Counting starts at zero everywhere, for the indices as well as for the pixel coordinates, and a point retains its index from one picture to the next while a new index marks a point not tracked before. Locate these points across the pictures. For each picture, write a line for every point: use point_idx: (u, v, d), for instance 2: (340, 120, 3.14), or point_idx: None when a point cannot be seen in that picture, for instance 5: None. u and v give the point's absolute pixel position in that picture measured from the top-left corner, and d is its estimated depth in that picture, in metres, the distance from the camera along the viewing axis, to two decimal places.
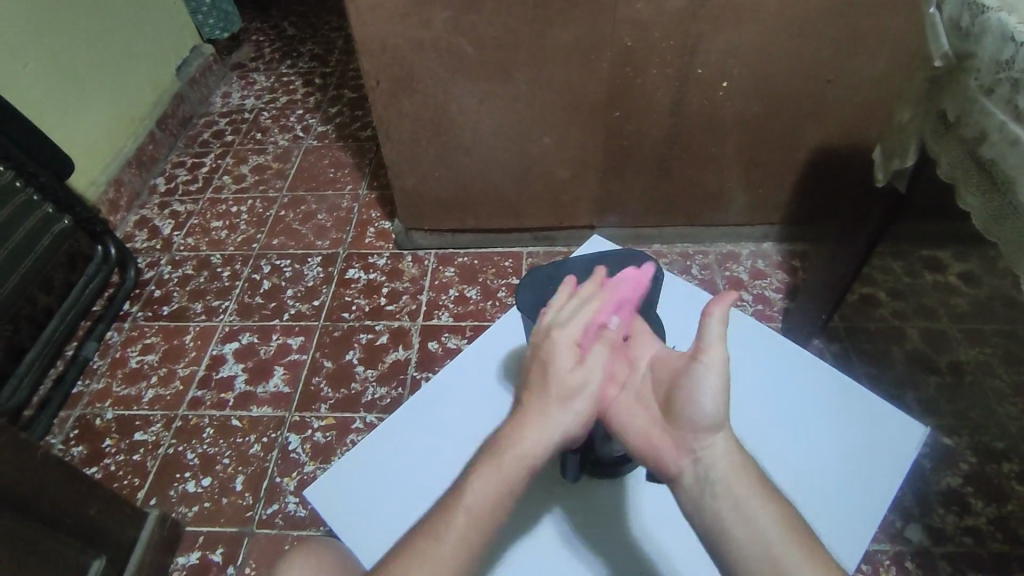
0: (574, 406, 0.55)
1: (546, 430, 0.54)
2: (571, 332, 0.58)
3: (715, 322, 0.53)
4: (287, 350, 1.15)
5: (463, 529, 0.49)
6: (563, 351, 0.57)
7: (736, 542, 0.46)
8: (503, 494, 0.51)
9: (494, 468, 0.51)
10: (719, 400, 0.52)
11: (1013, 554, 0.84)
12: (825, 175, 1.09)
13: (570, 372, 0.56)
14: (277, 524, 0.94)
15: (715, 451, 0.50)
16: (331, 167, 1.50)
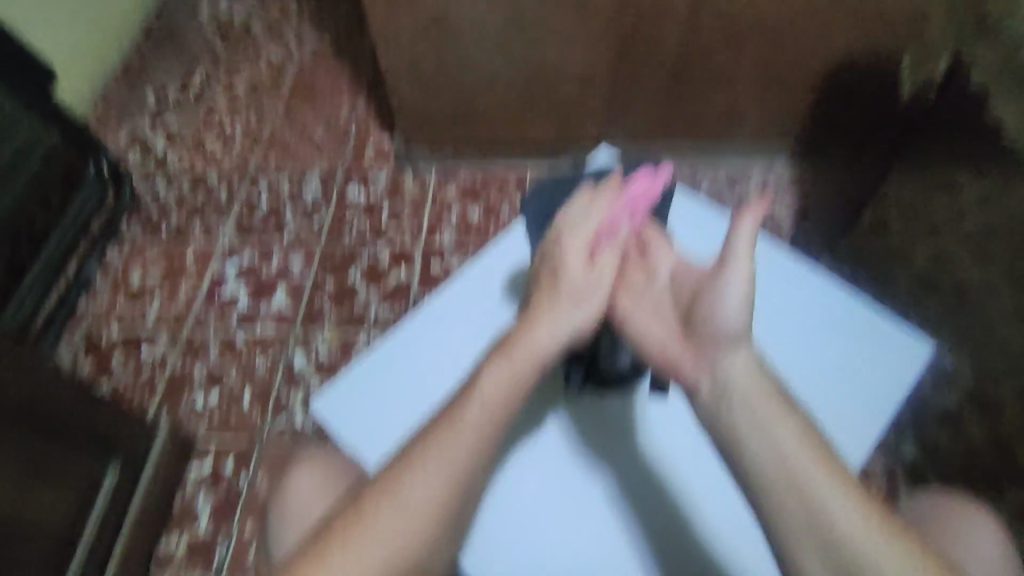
0: (584, 305, 0.57)
1: (559, 328, 0.56)
2: (581, 236, 0.60)
3: (743, 234, 0.51)
4: (289, 269, 1.15)
5: (477, 414, 0.52)
6: (570, 257, 0.60)
7: (754, 458, 0.46)
8: (516, 386, 0.54)
9: (505, 364, 0.54)
10: (740, 312, 0.52)
11: (999, 469, 0.87)
12: (845, 89, 1.03)
13: (576, 275, 0.59)
14: (286, 437, 0.97)
15: (735, 360, 0.50)
16: (327, 80, 1.42)
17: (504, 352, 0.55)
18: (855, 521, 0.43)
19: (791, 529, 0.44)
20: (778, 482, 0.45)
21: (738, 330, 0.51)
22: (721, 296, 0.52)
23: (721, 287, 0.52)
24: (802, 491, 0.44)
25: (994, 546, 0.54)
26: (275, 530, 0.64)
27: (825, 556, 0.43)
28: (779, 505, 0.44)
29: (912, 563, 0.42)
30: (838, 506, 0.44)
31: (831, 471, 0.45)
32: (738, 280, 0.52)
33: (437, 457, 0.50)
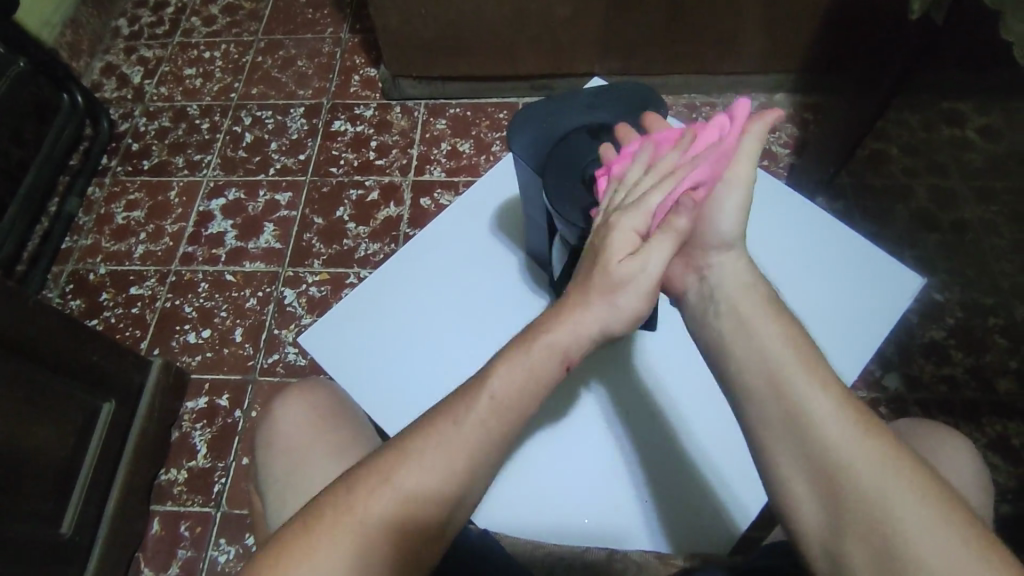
0: (619, 302, 0.49)
1: (585, 328, 0.49)
2: (635, 218, 0.49)
3: (751, 137, 0.48)
4: (275, 206, 1.12)
5: (483, 412, 0.45)
6: (625, 242, 0.49)
7: (739, 365, 0.46)
8: (530, 386, 0.47)
9: (523, 362, 0.47)
10: (736, 219, 0.50)
11: (983, 400, 0.88)
12: (850, 18, 0.97)
13: (621, 262, 0.48)
14: (279, 372, 0.97)
15: (724, 264, 0.50)
16: (309, 7, 1.35)
17: (522, 347, 0.48)
18: (837, 418, 0.40)
19: (768, 430, 0.42)
20: (758, 385, 0.44)
21: (732, 235, 0.50)
22: (721, 199, 0.50)
23: (719, 195, 0.50)
24: (780, 390, 0.43)
25: (976, 486, 0.52)
26: (261, 464, 0.60)
27: (799, 454, 0.41)
28: (758, 407, 0.43)
29: (900, 464, 0.38)
30: (818, 403, 0.41)
31: (819, 372, 0.43)
32: (734, 187, 0.49)
33: (436, 448, 0.44)
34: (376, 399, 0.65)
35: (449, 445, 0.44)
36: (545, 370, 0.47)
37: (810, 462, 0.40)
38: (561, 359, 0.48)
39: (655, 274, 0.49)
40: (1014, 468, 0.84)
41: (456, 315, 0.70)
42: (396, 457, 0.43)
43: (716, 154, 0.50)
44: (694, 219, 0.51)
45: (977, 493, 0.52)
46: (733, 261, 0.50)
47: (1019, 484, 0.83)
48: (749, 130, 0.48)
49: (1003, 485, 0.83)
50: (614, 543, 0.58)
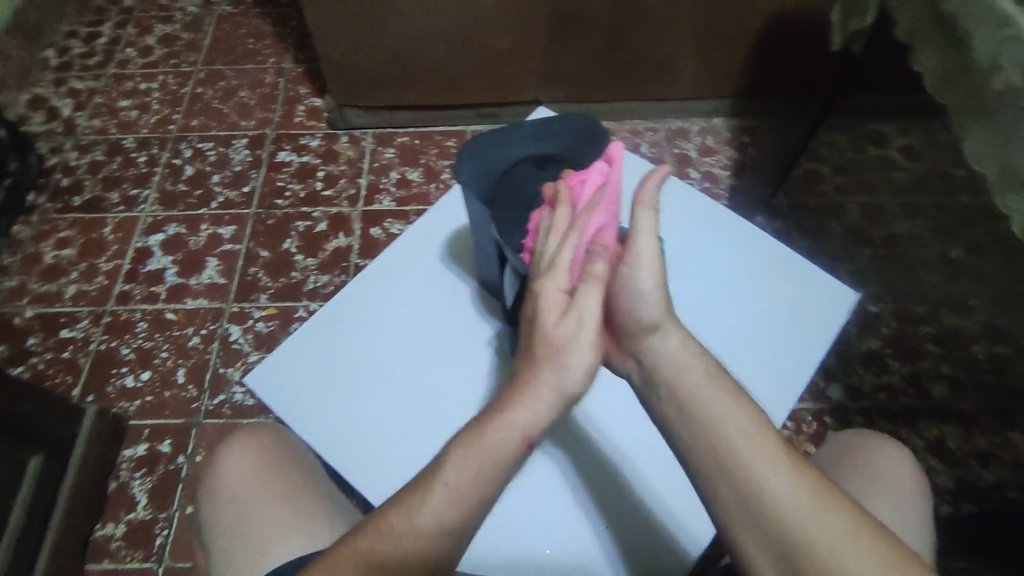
0: (574, 362, 0.45)
1: (543, 404, 0.44)
2: (558, 279, 0.47)
3: (645, 208, 0.48)
4: (218, 240, 1.09)
5: (440, 504, 0.41)
6: (554, 303, 0.47)
7: (686, 436, 0.43)
8: (491, 470, 0.42)
9: (477, 448, 0.42)
10: (658, 299, 0.48)
11: (920, 406, 0.92)
12: (774, 45, 1.03)
13: (558, 324, 0.46)
14: (225, 413, 0.93)
15: (661, 345, 0.47)
16: (249, 38, 1.34)
17: (474, 435, 0.43)
18: (793, 494, 0.38)
19: (720, 507, 0.40)
20: (704, 464, 0.41)
21: (658, 316, 0.47)
22: (633, 274, 0.48)
23: (631, 271, 0.49)
24: (731, 466, 0.40)
25: (917, 496, 0.54)
26: (206, 518, 0.57)
27: (757, 535, 0.38)
28: (708, 485, 0.41)
29: (855, 534, 0.36)
30: (772, 480, 0.39)
31: (766, 440, 0.40)
32: (647, 261, 0.48)
33: (391, 541, 0.40)
34: (332, 437, 0.63)
35: (407, 538, 0.40)
36: (505, 450, 0.43)
37: (764, 543, 0.37)
38: (524, 434, 0.43)
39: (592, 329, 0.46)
40: (952, 470, 0.88)
41: (409, 345, 0.69)
42: (350, 552, 0.40)
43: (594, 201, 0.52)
44: (615, 302, 0.49)
45: (915, 501, 0.54)
46: (674, 341, 0.47)
47: (959, 485, 0.87)
48: (642, 198, 0.48)
49: (943, 487, 0.87)
50: (567, 557, 0.58)
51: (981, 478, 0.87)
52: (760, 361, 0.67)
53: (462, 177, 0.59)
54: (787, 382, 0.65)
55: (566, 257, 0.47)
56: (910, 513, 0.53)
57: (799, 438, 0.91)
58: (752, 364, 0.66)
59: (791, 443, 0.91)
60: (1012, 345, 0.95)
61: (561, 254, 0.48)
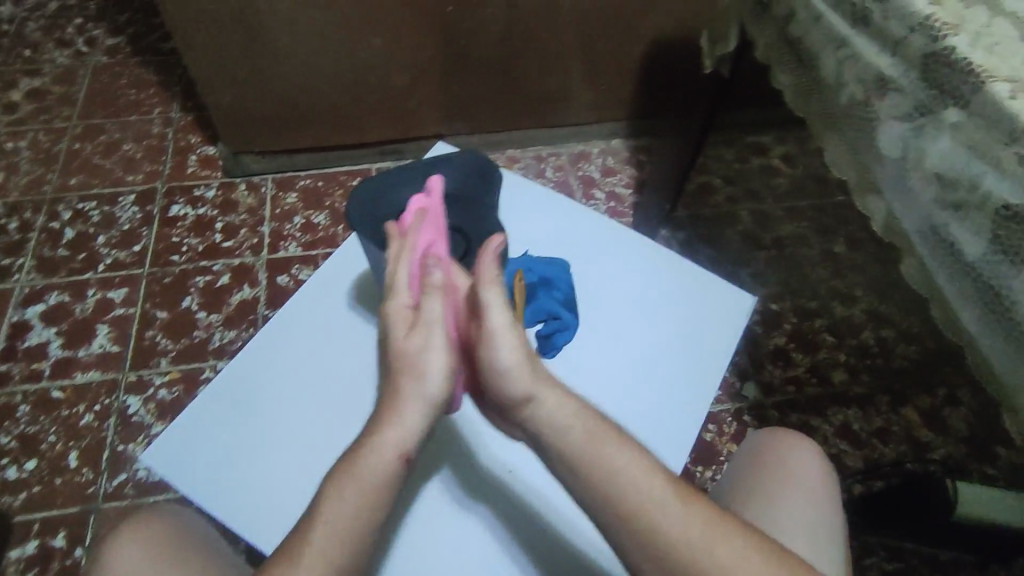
0: (426, 377, 0.45)
1: (412, 424, 0.44)
2: (401, 297, 0.48)
3: (488, 260, 0.47)
4: (109, 306, 1.01)
5: (313, 556, 0.40)
6: (400, 320, 0.47)
7: (583, 488, 0.43)
8: (370, 505, 0.43)
9: (351, 482, 0.43)
10: (512, 336, 0.46)
11: (825, 395, 0.98)
12: (658, 69, 1.09)
13: (405, 340, 0.46)
14: (127, 494, 0.85)
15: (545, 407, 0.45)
16: (131, 87, 1.27)
17: (347, 468, 0.43)
18: (689, 529, 0.40)
19: (626, 549, 0.41)
20: (608, 518, 0.42)
21: (527, 384, 0.45)
22: (495, 351, 0.45)
23: (491, 348, 0.46)
24: (630, 514, 0.41)
25: (826, 489, 0.57)
26: None
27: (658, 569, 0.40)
28: (614, 533, 0.42)
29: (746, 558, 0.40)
30: (668, 519, 0.41)
31: (661, 479, 0.42)
32: (505, 335, 0.46)
33: None
34: (238, 509, 0.60)
35: None
36: (378, 476, 0.43)
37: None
38: (395, 455, 0.44)
39: (440, 333, 0.46)
40: (859, 451, 0.94)
41: (317, 400, 0.66)
42: None
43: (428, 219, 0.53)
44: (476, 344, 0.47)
45: (821, 493, 0.56)
46: (547, 405, 0.44)
47: (867, 464, 0.92)
48: (482, 273, 0.47)
49: (853, 468, 0.92)
50: None
51: (883, 455, 0.93)
52: (665, 382, 0.67)
53: (356, 222, 0.58)
54: (692, 403, 0.65)
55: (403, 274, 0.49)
56: (824, 510, 0.55)
57: (721, 439, 0.94)
58: (658, 385, 0.67)
59: (714, 445, 0.94)
60: (895, 329, 1.03)
61: (398, 275, 0.49)
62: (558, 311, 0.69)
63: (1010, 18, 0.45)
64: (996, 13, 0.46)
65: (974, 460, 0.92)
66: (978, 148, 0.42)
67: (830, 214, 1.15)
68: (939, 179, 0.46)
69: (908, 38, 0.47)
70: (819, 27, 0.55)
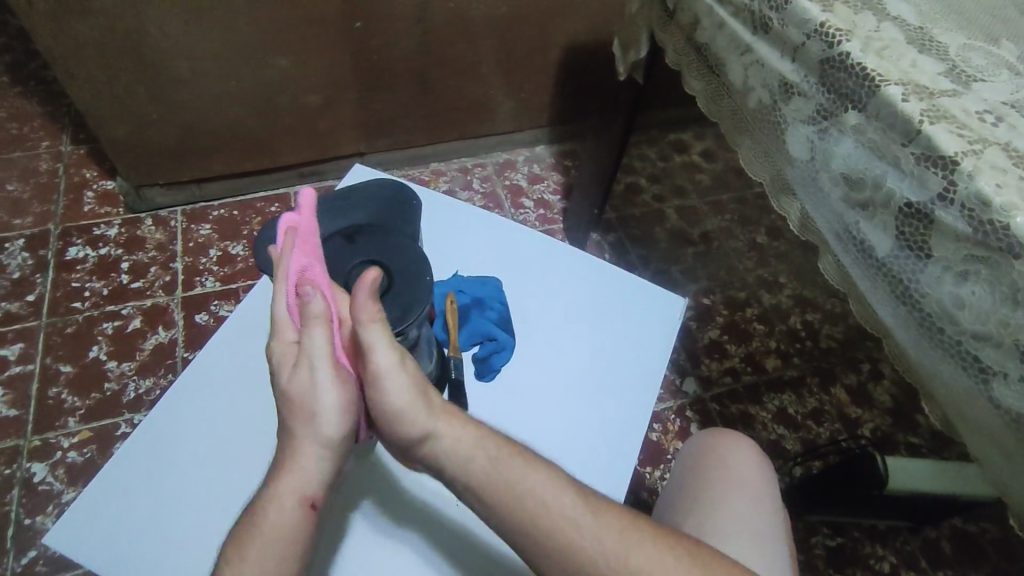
0: (319, 418, 0.42)
1: (312, 471, 0.42)
2: (281, 333, 0.46)
3: (376, 328, 0.42)
4: (2, 365, 0.91)
5: None
6: (285, 358, 0.45)
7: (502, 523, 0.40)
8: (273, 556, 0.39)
9: (256, 542, 0.39)
10: (398, 366, 0.43)
11: (760, 381, 1.01)
12: (576, 75, 1.10)
13: (289, 380, 0.44)
14: (41, 572, 0.77)
15: (445, 441, 0.42)
16: (11, 121, 1.16)
17: (248, 532, 0.40)
18: (605, 538, 0.39)
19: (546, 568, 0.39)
20: (527, 543, 0.40)
21: (421, 424, 0.42)
22: (382, 392, 0.42)
23: (379, 388, 0.43)
24: (542, 532, 0.39)
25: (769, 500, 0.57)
26: None
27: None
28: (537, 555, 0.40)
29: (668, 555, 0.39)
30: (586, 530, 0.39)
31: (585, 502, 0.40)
32: (393, 376, 0.42)
33: None
34: None
35: None
36: (286, 534, 0.40)
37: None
38: (301, 504, 0.41)
39: (322, 370, 0.44)
40: (797, 433, 0.97)
41: (248, 451, 0.61)
42: None
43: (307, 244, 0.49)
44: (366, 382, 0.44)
45: (761, 504, 0.57)
46: (445, 441, 0.42)
47: (805, 446, 0.96)
48: (360, 318, 0.42)
49: (792, 451, 0.96)
50: None
51: (819, 435, 0.97)
52: (601, 393, 0.66)
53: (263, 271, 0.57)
54: (628, 414, 0.65)
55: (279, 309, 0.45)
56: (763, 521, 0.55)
57: (667, 438, 0.95)
58: (595, 396, 0.66)
59: (661, 444, 0.95)
60: (818, 311, 1.08)
61: (276, 311, 0.46)
62: (494, 332, 0.67)
63: (895, 24, 0.48)
64: (882, 18, 0.48)
65: (899, 431, 0.98)
66: (878, 148, 0.44)
67: (751, 206, 1.20)
68: (846, 179, 0.47)
69: (806, 44, 0.48)
70: (723, 33, 0.56)
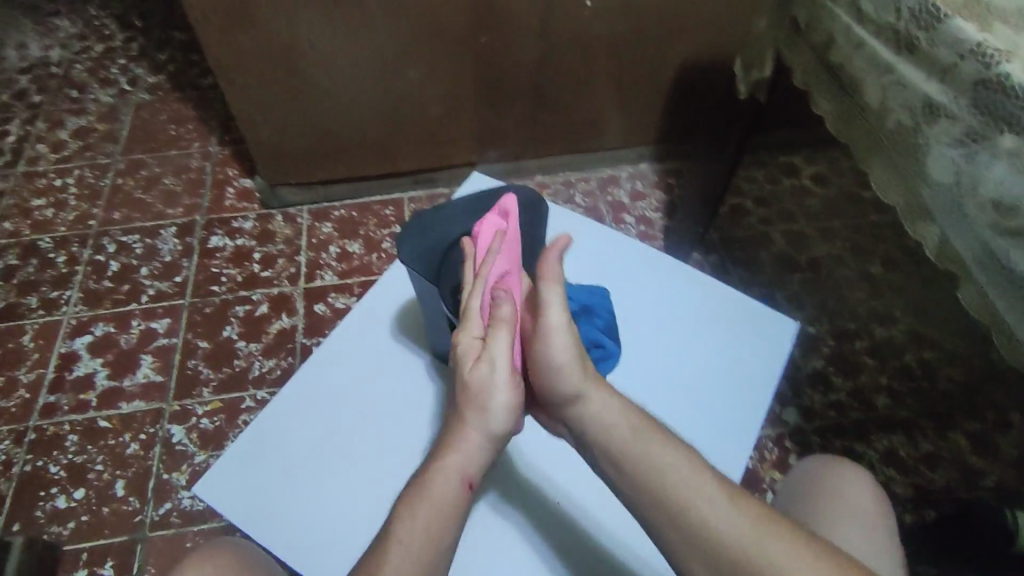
0: (492, 405, 0.50)
1: (475, 450, 0.49)
2: (471, 329, 0.53)
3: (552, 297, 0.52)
4: (152, 335, 1.03)
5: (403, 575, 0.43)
6: (469, 353, 0.52)
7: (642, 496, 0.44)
8: (443, 518, 0.46)
9: (424, 505, 0.46)
10: (576, 370, 0.50)
11: (869, 418, 0.96)
12: (688, 93, 1.10)
13: (471, 370, 0.51)
14: (173, 523, 0.86)
15: (598, 409, 0.49)
16: (171, 123, 1.31)
17: (419, 495, 0.47)
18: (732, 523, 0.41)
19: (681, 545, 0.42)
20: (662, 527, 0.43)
21: (577, 385, 0.49)
22: (549, 350, 0.50)
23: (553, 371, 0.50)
24: (675, 507, 0.43)
25: (883, 523, 0.55)
26: None
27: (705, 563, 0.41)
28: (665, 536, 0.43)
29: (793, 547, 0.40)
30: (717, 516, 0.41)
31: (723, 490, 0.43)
32: (562, 334, 0.51)
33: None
34: (291, 543, 0.59)
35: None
36: (453, 503, 0.47)
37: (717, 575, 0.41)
38: (461, 480, 0.48)
39: (504, 370, 0.51)
40: (907, 477, 0.91)
41: (370, 431, 0.66)
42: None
43: (506, 249, 0.56)
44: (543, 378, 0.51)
45: (875, 528, 0.55)
46: (596, 407, 0.49)
47: (916, 491, 0.90)
48: (546, 274, 0.52)
49: (902, 495, 0.90)
50: None
51: (933, 481, 0.90)
52: (703, 411, 0.66)
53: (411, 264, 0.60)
54: (731, 433, 0.65)
55: (474, 303, 0.53)
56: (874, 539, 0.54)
57: (763, 466, 0.92)
58: (696, 412, 0.66)
59: (757, 472, 0.92)
60: (937, 350, 1.01)
61: (471, 306, 0.53)
62: (600, 339, 0.68)
63: None
64: None
65: None
66: None
67: (865, 233, 1.15)
68: (996, 205, 0.46)
69: (958, 64, 0.47)
70: (862, 53, 0.56)
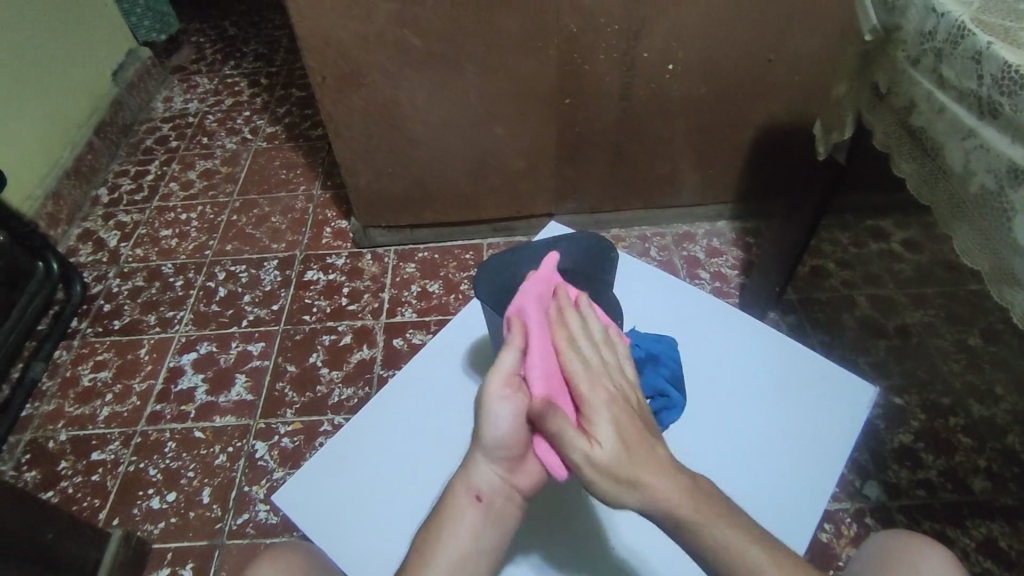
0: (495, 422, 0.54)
1: (483, 468, 0.54)
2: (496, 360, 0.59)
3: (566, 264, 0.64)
4: (248, 357, 1.13)
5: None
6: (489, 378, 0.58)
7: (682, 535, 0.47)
8: (462, 526, 0.52)
9: (449, 520, 0.53)
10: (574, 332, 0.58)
11: (962, 502, 0.88)
12: (769, 153, 1.11)
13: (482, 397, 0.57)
14: (249, 533, 0.92)
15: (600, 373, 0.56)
16: (282, 169, 1.46)
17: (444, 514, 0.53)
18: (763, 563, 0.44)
19: None
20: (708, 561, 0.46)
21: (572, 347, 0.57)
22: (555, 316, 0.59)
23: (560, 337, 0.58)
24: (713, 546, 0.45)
25: None
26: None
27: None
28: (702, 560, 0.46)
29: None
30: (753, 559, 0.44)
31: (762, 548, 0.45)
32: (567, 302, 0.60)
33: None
34: (358, 557, 0.62)
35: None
36: (462, 518, 0.52)
37: None
38: (470, 498, 0.53)
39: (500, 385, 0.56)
40: (1008, 572, 0.82)
41: (437, 458, 0.69)
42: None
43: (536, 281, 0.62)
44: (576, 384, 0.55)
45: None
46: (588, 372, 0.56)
47: None
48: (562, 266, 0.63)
49: None
50: None
51: None
52: (775, 463, 0.65)
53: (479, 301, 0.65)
54: (803, 487, 0.63)
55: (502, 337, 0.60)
56: None
57: (839, 541, 0.86)
58: (767, 477, 0.65)
59: (832, 547, 0.86)
60: None
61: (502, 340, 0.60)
62: (667, 390, 0.69)
63: None
64: None
65: None
66: None
67: (961, 303, 1.09)
68: None
69: None
70: (944, 117, 0.56)
